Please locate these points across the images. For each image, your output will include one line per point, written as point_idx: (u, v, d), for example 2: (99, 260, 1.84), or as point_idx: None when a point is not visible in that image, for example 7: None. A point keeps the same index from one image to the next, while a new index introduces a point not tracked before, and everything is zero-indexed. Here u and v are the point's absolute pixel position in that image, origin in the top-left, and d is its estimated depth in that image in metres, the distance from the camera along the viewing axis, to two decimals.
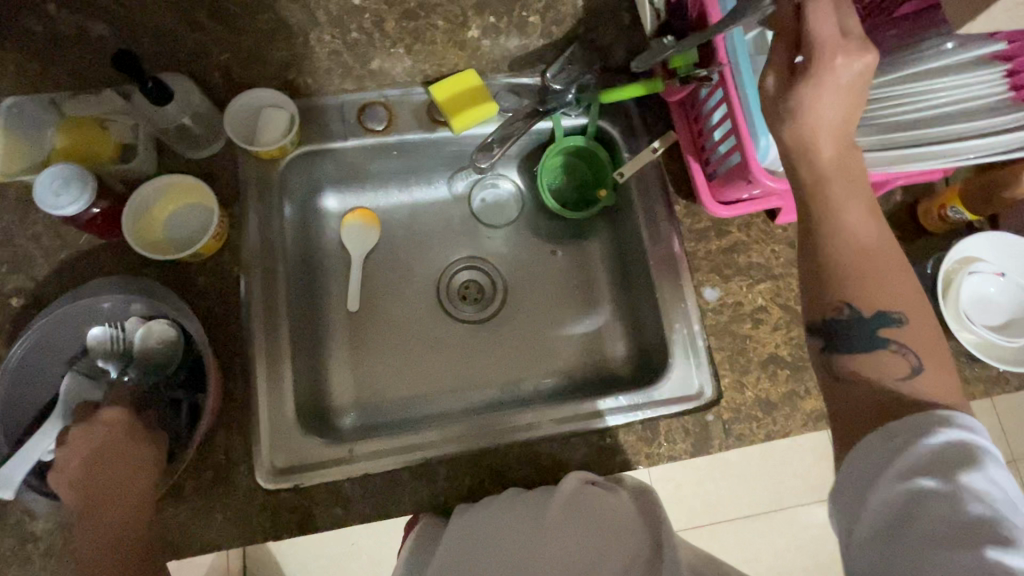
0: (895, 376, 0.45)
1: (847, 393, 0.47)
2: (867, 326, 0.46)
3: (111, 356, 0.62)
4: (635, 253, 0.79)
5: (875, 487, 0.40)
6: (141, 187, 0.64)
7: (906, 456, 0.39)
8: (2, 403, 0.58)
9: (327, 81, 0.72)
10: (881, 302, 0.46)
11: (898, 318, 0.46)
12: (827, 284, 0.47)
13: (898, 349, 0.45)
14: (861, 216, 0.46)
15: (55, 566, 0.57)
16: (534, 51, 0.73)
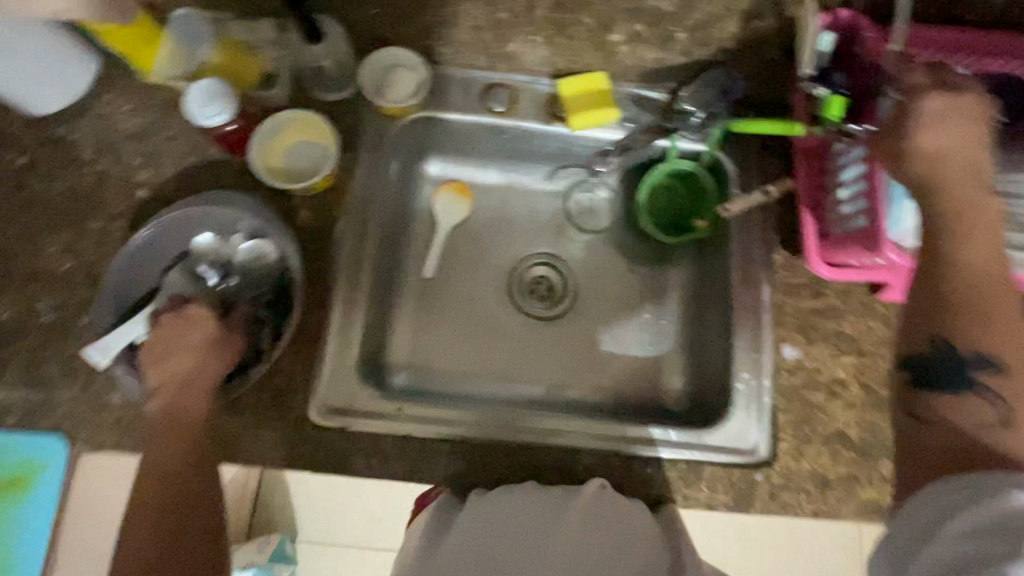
0: (978, 422, 0.41)
1: (927, 438, 0.43)
2: (964, 371, 0.41)
3: (210, 264, 0.66)
4: (719, 291, 0.76)
5: (927, 545, 0.38)
6: (276, 115, 0.69)
7: (966, 514, 0.37)
8: (115, 281, 0.64)
9: (462, 54, 0.74)
10: (982, 344, 0.41)
11: (998, 365, 0.41)
12: (927, 316, 0.43)
13: (986, 395, 0.41)
14: (988, 255, 0.42)
15: (119, 438, 0.62)
16: (670, 67, 0.73)
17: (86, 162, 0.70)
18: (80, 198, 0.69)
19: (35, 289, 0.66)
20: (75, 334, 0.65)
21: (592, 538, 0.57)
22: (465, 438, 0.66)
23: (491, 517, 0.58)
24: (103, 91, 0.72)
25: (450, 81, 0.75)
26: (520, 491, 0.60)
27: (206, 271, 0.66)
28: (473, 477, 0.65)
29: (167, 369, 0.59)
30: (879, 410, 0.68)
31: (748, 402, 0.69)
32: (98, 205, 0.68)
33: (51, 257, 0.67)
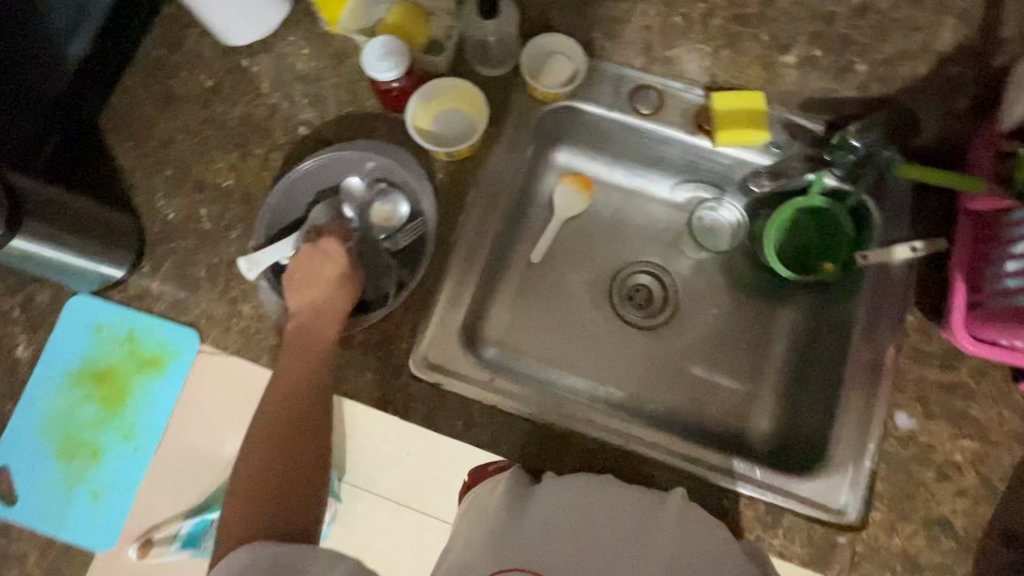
0: None
1: None
2: None
3: (351, 203, 0.71)
4: (835, 340, 0.73)
5: None
6: (437, 81, 0.72)
7: None
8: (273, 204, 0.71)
9: (621, 51, 0.74)
10: None
11: None
12: None
13: None
14: None
15: (244, 344, 0.69)
16: (835, 101, 0.70)
17: (262, 93, 0.77)
18: (251, 125, 0.76)
19: (200, 197, 0.74)
20: (224, 244, 0.72)
21: (688, 545, 0.52)
22: (546, 423, 0.67)
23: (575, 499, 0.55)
24: (288, 32, 0.78)
25: (603, 75, 0.75)
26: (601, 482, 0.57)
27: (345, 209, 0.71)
28: (546, 462, 0.66)
29: (304, 296, 0.65)
30: (993, 507, 0.62)
31: (847, 461, 0.65)
32: (264, 134, 0.75)
33: (218, 172, 0.74)
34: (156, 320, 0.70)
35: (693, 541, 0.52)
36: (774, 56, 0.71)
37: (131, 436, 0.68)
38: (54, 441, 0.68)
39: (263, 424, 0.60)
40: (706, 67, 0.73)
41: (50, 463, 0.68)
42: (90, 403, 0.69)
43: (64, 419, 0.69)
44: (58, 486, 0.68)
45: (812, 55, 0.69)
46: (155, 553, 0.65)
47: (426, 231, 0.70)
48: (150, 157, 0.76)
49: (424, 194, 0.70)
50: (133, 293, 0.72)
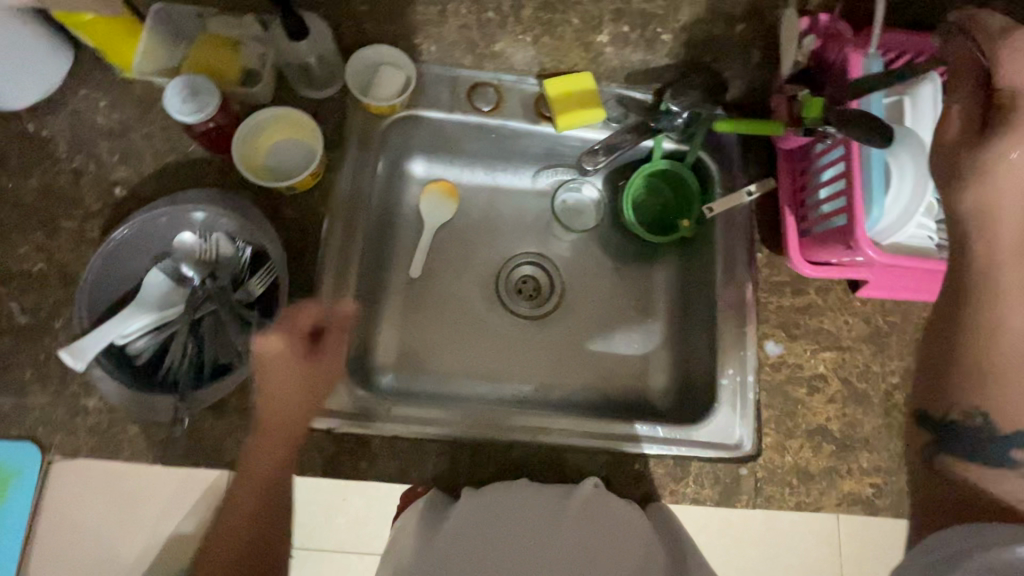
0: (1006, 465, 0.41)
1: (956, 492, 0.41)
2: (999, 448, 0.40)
3: (193, 260, 0.65)
4: (704, 290, 0.78)
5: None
6: (261, 112, 0.67)
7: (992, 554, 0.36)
8: (94, 283, 0.62)
9: (448, 53, 0.74)
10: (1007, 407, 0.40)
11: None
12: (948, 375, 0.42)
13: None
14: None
15: (98, 443, 0.60)
16: (655, 69, 0.74)
17: (60, 159, 0.68)
18: (54, 196, 0.67)
19: (7, 289, 0.64)
20: (49, 336, 0.63)
21: (591, 537, 0.57)
22: (456, 436, 0.66)
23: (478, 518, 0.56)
24: (78, 86, 0.70)
25: (434, 79, 0.74)
26: (516, 488, 0.60)
27: (185, 268, 0.65)
28: (461, 478, 0.65)
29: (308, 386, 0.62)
30: (858, 404, 0.70)
31: (734, 398, 0.70)
32: (72, 204, 0.66)
33: (24, 257, 0.65)
34: None
35: (596, 539, 0.57)
36: (590, 35, 0.72)
37: None
38: None
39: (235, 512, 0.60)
40: (532, 56, 0.74)
41: None
42: None
43: None
44: None
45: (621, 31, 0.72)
46: None
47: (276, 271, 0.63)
48: None
49: (264, 234, 0.63)
50: None
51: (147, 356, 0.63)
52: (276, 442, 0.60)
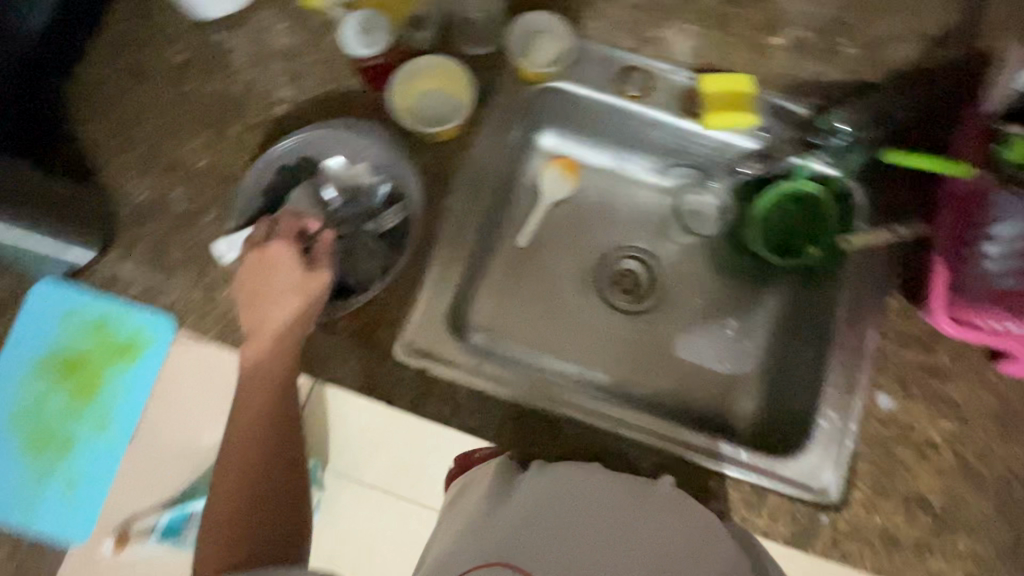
0: None
1: None
2: None
3: (337, 184, 0.69)
4: (817, 324, 0.74)
5: None
6: (421, 58, 0.70)
7: None
8: (249, 188, 0.68)
9: (609, 32, 0.73)
10: None
11: None
12: None
13: None
14: None
15: (223, 332, 0.67)
16: (823, 84, 0.70)
17: (236, 70, 0.73)
18: (225, 102, 0.72)
19: (172, 178, 0.70)
20: (199, 226, 0.69)
21: None
22: (536, 406, 0.67)
23: (555, 489, 0.53)
24: (264, 6, 0.75)
25: (588, 55, 0.73)
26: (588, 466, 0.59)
27: (328, 190, 0.69)
28: (534, 448, 0.66)
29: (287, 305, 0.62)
30: (968, 484, 0.64)
31: (829, 443, 0.66)
32: (238, 112, 0.72)
33: (190, 152, 0.71)
34: (126, 304, 0.68)
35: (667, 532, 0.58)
36: (764, 37, 0.71)
37: (104, 424, 0.66)
38: (21, 434, 0.66)
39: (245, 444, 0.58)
40: (693, 48, 0.72)
41: (18, 456, 0.65)
42: (59, 394, 0.66)
43: (29, 412, 0.66)
44: (27, 481, 0.65)
45: (801, 36, 0.70)
46: (131, 547, 0.64)
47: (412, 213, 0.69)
48: (118, 136, 0.72)
49: (407, 179, 0.69)
50: (102, 277, 0.68)
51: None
52: (262, 362, 0.61)
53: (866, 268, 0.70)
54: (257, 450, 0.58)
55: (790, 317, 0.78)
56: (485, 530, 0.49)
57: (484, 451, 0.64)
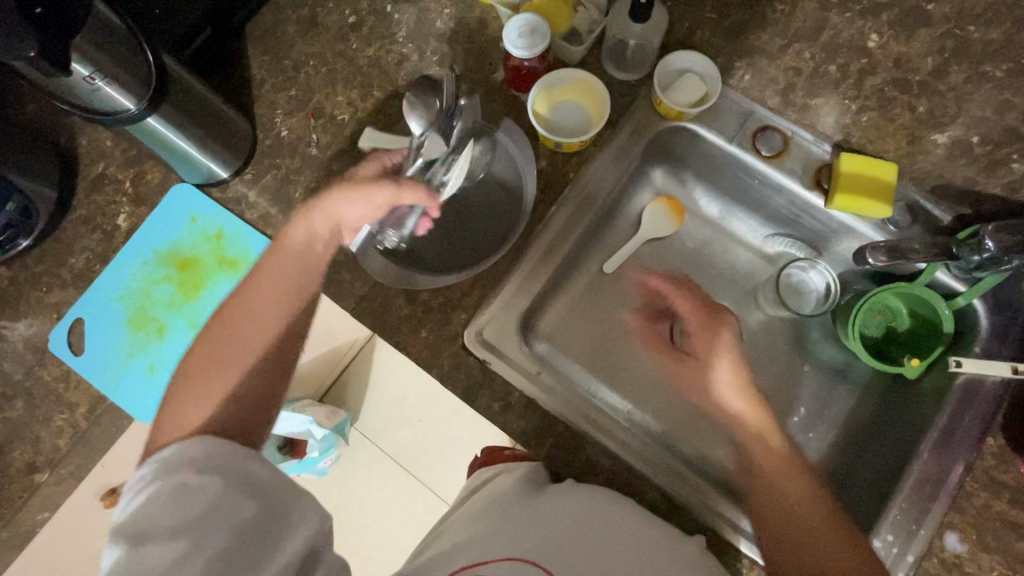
0: None
1: None
2: None
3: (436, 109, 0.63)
4: (901, 442, 0.69)
5: None
6: (568, 70, 0.72)
7: None
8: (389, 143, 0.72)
9: (761, 86, 0.72)
10: None
11: None
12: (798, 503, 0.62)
13: None
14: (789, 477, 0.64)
15: None
16: (974, 193, 0.67)
17: (396, 40, 0.78)
18: (378, 68, 0.77)
19: (315, 124, 0.76)
20: (325, 173, 0.74)
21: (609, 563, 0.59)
22: (585, 430, 0.67)
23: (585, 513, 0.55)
24: None
25: (730, 107, 0.72)
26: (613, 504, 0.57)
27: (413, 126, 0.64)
28: (569, 469, 0.66)
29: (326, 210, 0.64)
30: None
31: None
32: (388, 79, 0.77)
33: (336, 105, 0.77)
34: (245, 225, 0.74)
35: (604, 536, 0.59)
36: (925, 131, 0.68)
37: (196, 323, 0.73)
38: (126, 308, 0.73)
39: (244, 331, 0.57)
40: (844, 124, 0.70)
41: (118, 328, 0.73)
42: (167, 284, 0.74)
43: (139, 292, 0.73)
44: (119, 351, 0.72)
45: (967, 139, 0.66)
46: None
47: (516, 224, 0.71)
48: (279, 75, 0.78)
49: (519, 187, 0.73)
50: (231, 195, 0.75)
51: (389, 246, 0.71)
52: (293, 265, 0.62)
53: (971, 398, 0.64)
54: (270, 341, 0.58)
55: (866, 424, 0.74)
56: (525, 530, 0.53)
57: (514, 451, 0.66)
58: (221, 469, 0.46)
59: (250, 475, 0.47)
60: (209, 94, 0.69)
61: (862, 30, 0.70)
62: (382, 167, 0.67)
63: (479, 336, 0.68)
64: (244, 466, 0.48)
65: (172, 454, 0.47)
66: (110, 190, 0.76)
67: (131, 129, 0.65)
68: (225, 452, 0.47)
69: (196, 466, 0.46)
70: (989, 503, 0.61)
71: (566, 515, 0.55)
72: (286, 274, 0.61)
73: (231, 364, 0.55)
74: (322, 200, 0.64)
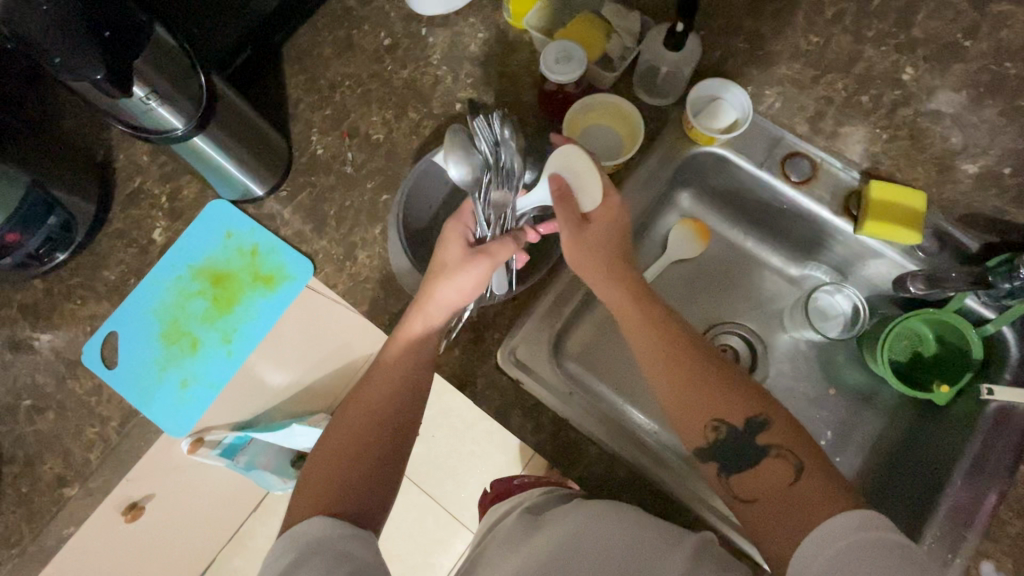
0: None
1: None
2: None
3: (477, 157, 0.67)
4: (931, 468, 0.69)
5: None
6: (602, 95, 0.73)
7: None
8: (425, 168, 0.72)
9: (791, 114, 0.73)
10: None
11: None
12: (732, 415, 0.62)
13: None
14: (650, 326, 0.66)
15: (353, 289, 0.72)
16: (1002, 222, 0.68)
17: (431, 62, 0.79)
18: (412, 89, 0.79)
19: (350, 142, 0.77)
20: (359, 191, 0.75)
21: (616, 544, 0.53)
22: (615, 450, 0.67)
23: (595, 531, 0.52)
24: (471, 12, 0.80)
25: (759, 133, 0.73)
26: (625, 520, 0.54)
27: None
28: (605, 490, 0.66)
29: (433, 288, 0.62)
30: None
31: None
32: (423, 100, 0.78)
33: (371, 125, 0.78)
34: (279, 241, 0.74)
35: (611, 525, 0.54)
36: (953, 162, 0.69)
37: (229, 339, 0.73)
38: (160, 322, 0.73)
39: (365, 400, 0.59)
40: (873, 152, 0.71)
41: (151, 341, 0.73)
42: (201, 298, 0.74)
43: (174, 306, 0.74)
44: (152, 366, 0.72)
45: (995, 171, 0.68)
46: (201, 452, 0.73)
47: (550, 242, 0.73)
48: (315, 94, 0.80)
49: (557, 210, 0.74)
50: (266, 211, 0.76)
51: None
52: (408, 336, 0.61)
53: (1003, 425, 0.65)
54: (394, 416, 0.58)
55: (892, 449, 0.74)
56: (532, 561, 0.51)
57: (526, 479, 0.66)
58: (328, 551, 0.46)
59: (352, 556, 0.47)
60: (251, 113, 0.70)
61: (890, 63, 0.72)
62: (461, 243, 0.64)
63: (512, 356, 0.69)
64: (350, 547, 0.47)
65: (296, 534, 0.48)
66: (146, 204, 0.77)
67: (175, 148, 0.66)
68: (335, 536, 0.48)
69: (306, 551, 0.47)
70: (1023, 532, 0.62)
71: (563, 538, 0.52)
72: (409, 344, 0.61)
73: (359, 443, 0.56)
74: (428, 278, 0.63)
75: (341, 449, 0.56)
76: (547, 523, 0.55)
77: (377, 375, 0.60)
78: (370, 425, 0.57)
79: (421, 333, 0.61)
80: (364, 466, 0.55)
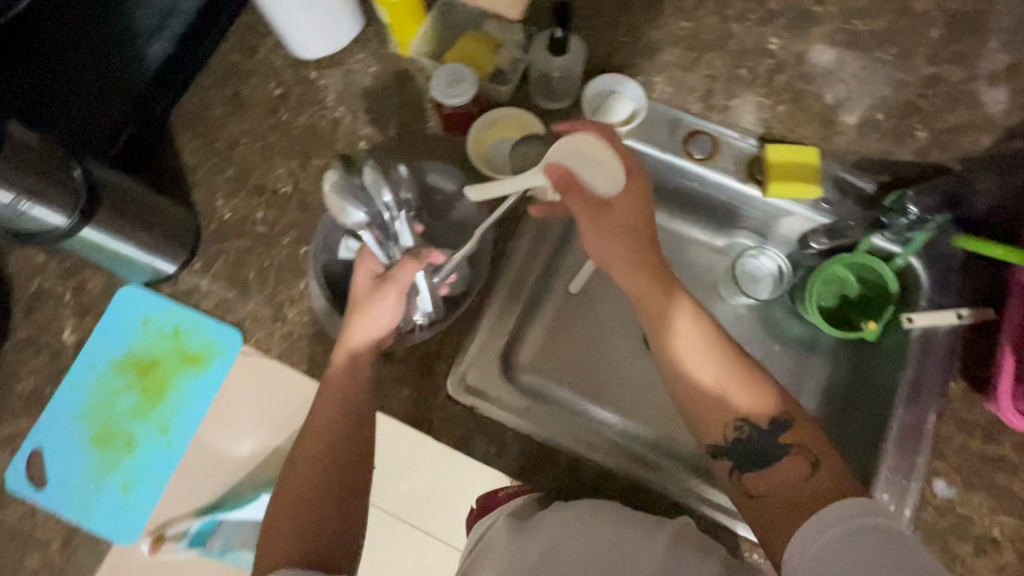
0: None
1: None
2: None
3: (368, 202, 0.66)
4: (876, 402, 0.72)
5: None
6: (502, 109, 0.74)
7: None
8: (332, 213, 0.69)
9: (683, 96, 0.76)
10: None
11: None
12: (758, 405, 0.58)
13: None
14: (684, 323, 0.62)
15: (287, 349, 0.69)
16: (889, 162, 0.73)
17: (327, 105, 0.78)
18: (313, 135, 0.77)
19: (258, 200, 0.75)
20: (277, 248, 0.73)
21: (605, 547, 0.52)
22: (584, 453, 0.67)
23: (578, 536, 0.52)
24: (357, 48, 0.79)
25: (658, 118, 0.75)
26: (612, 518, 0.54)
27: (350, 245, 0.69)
28: (585, 492, 0.67)
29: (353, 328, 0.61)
30: None
31: None
32: (326, 144, 0.77)
33: (277, 178, 0.76)
34: (201, 316, 0.71)
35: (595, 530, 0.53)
36: (835, 116, 0.73)
37: (166, 429, 0.69)
38: (89, 427, 0.69)
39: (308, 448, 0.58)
40: (763, 119, 0.75)
41: (81, 450, 0.69)
42: (129, 393, 0.70)
43: (100, 407, 0.69)
44: (88, 475, 0.68)
45: (873, 118, 0.73)
46: (166, 548, 0.67)
47: (479, 263, 0.72)
48: (213, 158, 0.77)
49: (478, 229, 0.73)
50: (183, 288, 0.72)
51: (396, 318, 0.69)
52: (339, 382, 0.60)
53: (929, 349, 0.69)
54: (339, 454, 0.57)
55: (840, 392, 0.78)
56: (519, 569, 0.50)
57: (510, 490, 0.65)
58: None
59: None
60: (144, 192, 0.67)
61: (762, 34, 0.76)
62: (371, 276, 0.63)
63: (464, 383, 0.68)
64: None
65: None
66: (51, 305, 0.72)
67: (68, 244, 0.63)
68: None
69: None
70: (964, 445, 0.66)
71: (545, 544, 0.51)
72: (347, 387, 0.60)
73: (307, 489, 0.56)
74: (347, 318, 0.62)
75: (290, 498, 0.56)
76: (534, 528, 0.54)
77: (316, 421, 0.59)
78: (316, 468, 0.57)
79: (351, 374, 0.60)
80: (316, 510, 0.55)
